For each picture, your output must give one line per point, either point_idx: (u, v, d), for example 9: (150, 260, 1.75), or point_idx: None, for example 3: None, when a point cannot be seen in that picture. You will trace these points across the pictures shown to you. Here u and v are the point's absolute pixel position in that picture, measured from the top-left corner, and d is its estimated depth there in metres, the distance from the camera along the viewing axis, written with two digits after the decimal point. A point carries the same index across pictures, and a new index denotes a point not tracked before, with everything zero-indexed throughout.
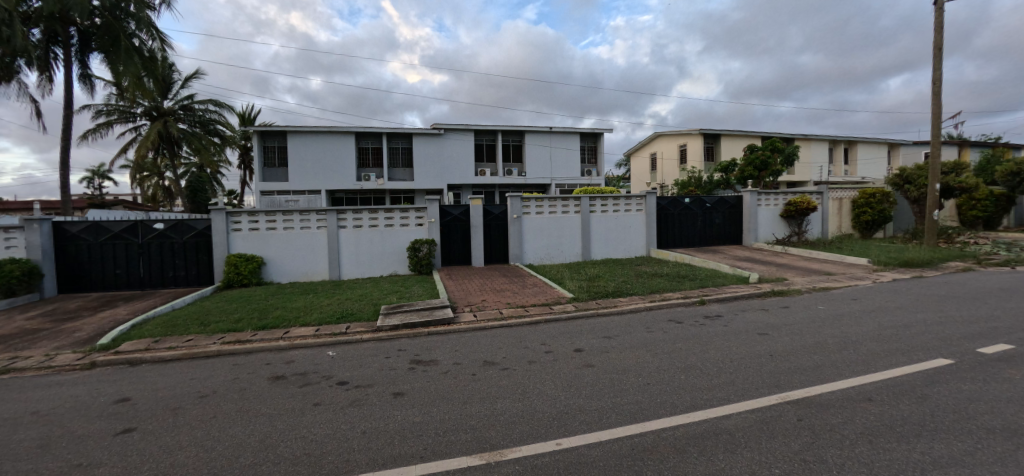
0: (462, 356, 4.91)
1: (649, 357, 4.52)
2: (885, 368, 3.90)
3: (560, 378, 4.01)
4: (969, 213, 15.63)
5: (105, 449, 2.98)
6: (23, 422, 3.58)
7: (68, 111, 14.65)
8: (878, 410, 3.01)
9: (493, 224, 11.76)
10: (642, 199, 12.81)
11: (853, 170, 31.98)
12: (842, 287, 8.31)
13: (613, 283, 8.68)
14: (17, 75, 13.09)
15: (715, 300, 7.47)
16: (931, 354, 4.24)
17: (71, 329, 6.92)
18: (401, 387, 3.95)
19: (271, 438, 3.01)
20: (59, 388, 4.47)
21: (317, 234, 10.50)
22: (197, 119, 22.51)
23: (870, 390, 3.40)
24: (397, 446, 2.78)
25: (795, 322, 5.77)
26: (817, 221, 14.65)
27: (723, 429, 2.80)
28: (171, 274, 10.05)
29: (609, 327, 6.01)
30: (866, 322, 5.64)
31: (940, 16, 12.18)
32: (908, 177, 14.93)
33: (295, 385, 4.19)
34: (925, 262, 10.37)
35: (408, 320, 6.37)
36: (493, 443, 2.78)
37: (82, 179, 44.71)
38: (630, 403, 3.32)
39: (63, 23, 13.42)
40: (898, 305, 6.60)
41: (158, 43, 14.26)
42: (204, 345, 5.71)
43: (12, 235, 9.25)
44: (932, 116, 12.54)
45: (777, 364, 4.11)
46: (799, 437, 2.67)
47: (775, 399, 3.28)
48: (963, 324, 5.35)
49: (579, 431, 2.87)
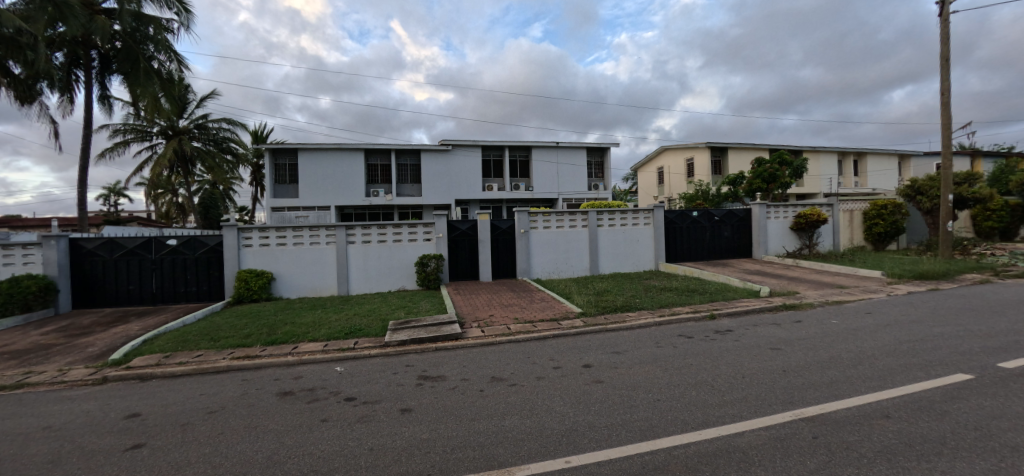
0: (471, 372, 4.89)
1: (659, 372, 4.46)
2: (903, 383, 3.81)
3: (570, 394, 3.96)
4: (984, 225, 15.34)
5: (115, 465, 2.99)
6: (34, 437, 3.60)
7: (87, 131, 15.12)
8: (897, 428, 2.93)
9: (501, 239, 11.74)
10: (649, 212, 12.76)
11: (864, 181, 31.69)
12: (856, 301, 8.14)
13: (622, 297, 8.63)
14: (39, 97, 13.60)
15: (725, 314, 7.37)
16: (950, 369, 4.13)
17: (83, 344, 7.01)
18: (409, 404, 3.94)
19: (278, 455, 2.99)
20: (71, 403, 4.51)
21: (326, 249, 10.61)
22: (211, 138, 22.99)
23: (888, 406, 3.31)
24: (404, 463, 2.75)
25: (808, 337, 5.67)
26: (828, 233, 14.47)
27: (737, 446, 2.75)
28: (183, 289, 10.18)
29: (619, 342, 5.94)
30: (882, 336, 5.52)
31: (946, 28, 12.19)
32: (919, 188, 14.73)
33: (303, 400, 4.20)
34: (939, 274, 10.15)
35: (416, 335, 6.37)
36: (501, 460, 2.74)
37: (99, 195, 46.20)
38: (640, 420, 3.27)
39: (85, 46, 14.01)
40: (915, 318, 6.44)
41: (176, 65, 14.76)
42: (214, 360, 5.75)
43: (31, 251, 9.49)
44: (943, 125, 12.43)
45: (791, 380, 4.02)
46: (815, 455, 2.60)
47: (789, 416, 3.21)
48: (983, 338, 5.23)
49: (587, 449, 2.82)
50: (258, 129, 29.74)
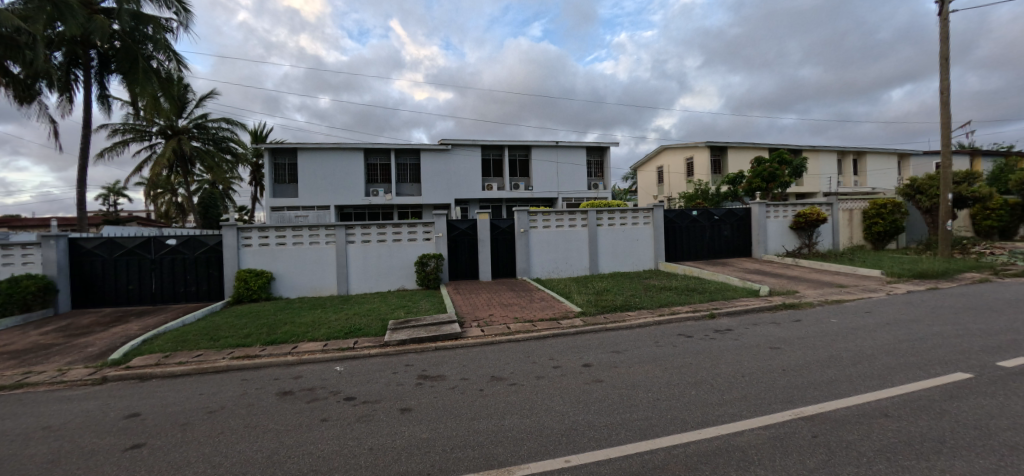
0: (470, 371, 4.88)
1: (659, 371, 4.46)
2: (902, 382, 3.81)
3: (569, 393, 3.96)
4: (983, 224, 15.33)
5: (114, 465, 2.99)
6: (34, 437, 3.60)
7: (86, 130, 15.10)
8: (896, 427, 2.93)
9: (500, 239, 11.74)
10: (649, 211, 12.76)
11: (864, 181, 31.70)
12: (855, 300, 8.15)
13: (621, 297, 8.62)
14: (38, 97, 13.58)
15: (724, 314, 7.37)
16: (949, 368, 4.13)
17: (83, 344, 7.00)
18: (409, 403, 3.94)
19: (277, 455, 2.99)
20: (70, 403, 4.51)
21: (326, 248, 10.61)
22: (210, 137, 22.97)
23: (888, 405, 3.31)
24: (404, 463, 2.75)
25: (808, 336, 5.66)
26: (827, 232, 14.48)
27: (736, 446, 2.74)
28: (182, 289, 10.17)
29: (619, 342, 5.94)
30: (881, 335, 5.52)
31: (946, 28, 12.19)
32: (919, 187, 14.74)
33: (303, 400, 4.20)
34: (939, 273, 10.16)
35: (416, 335, 6.36)
36: (500, 460, 2.74)
37: (99, 195, 46.20)
38: (640, 419, 3.27)
39: (84, 46, 14.00)
40: (914, 317, 6.44)
41: (175, 64, 14.75)
42: (214, 360, 5.74)
43: (30, 251, 9.48)
44: (942, 124, 12.43)
45: (790, 379, 4.02)
46: (814, 454, 2.60)
47: (788, 415, 3.21)
48: (983, 337, 5.23)
49: (587, 448, 2.82)
50: (258, 129, 29.71)
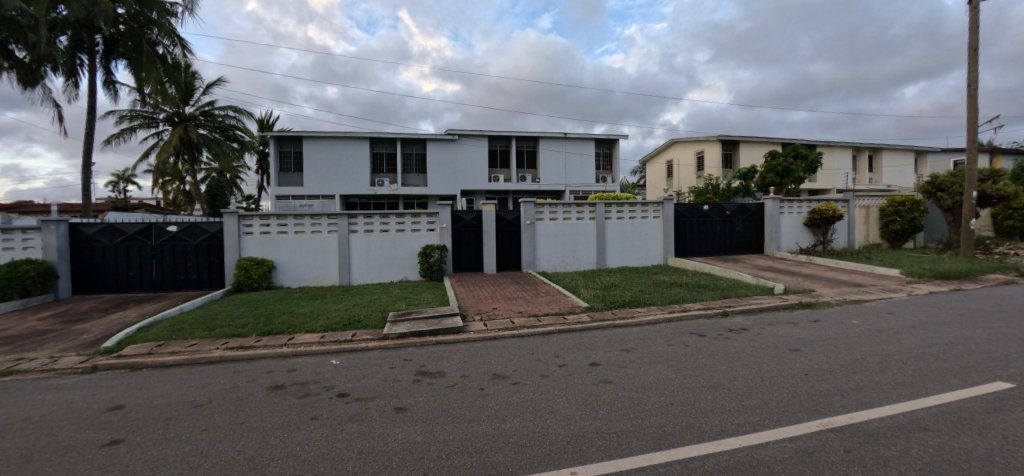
0: (470, 368, 4.66)
1: (670, 373, 4.21)
2: (937, 391, 3.51)
3: (576, 395, 3.72)
4: (1005, 223, 14.71)
5: (87, 462, 2.79)
6: (11, 430, 3.42)
7: (91, 116, 15.00)
8: (937, 442, 2.65)
9: (505, 231, 11.49)
10: (659, 205, 12.41)
11: (878, 178, 30.94)
12: (875, 300, 7.79)
13: (630, 292, 8.33)
14: (42, 81, 13.44)
15: (738, 312, 7.08)
16: (987, 377, 3.81)
17: (78, 330, 6.88)
18: (404, 402, 3.71)
19: (261, 457, 2.77)
20: (55, 393, 4.34)
21: (328, 237, 10.43)
22: (216, 125, 22.87)
23: (925, 418, 3.02)
24: (394, 471, 2.51)
25: (828, 338, 5.35)
26: (842, 230, 14.06)
27: (760, 460, 2.48)
28: (183, 277, 10.05)
29: (627, 340, 5.66)
30: (908, 339, 5.19)
31: (977, 18, 11.61)
32: (940, 185, 14.25)
33: (294, 396, 3.99)
34: (962, 274, 9.75)
35: (416, 328, 6.15)
36: (501, 469, 2.50)
37: (108, 182, 46.80)
38: (652, 426, 3.01)
39: (88, 30, 13.82)
40: (940, 320, 6.09)
41: (181, 50, 14.59)
42: (207, 351, 5.57)
43: (30, 236, 9.39)
44: (970, 117, 11.88)
45: (814, 385, 3.73)
46: (848, 472, 2.33)
47: (816, 425, 2.94)
48: (1018, 342, 4.89)
49: (596, 458, 2.57)
50: (264, 117, 29.49)
